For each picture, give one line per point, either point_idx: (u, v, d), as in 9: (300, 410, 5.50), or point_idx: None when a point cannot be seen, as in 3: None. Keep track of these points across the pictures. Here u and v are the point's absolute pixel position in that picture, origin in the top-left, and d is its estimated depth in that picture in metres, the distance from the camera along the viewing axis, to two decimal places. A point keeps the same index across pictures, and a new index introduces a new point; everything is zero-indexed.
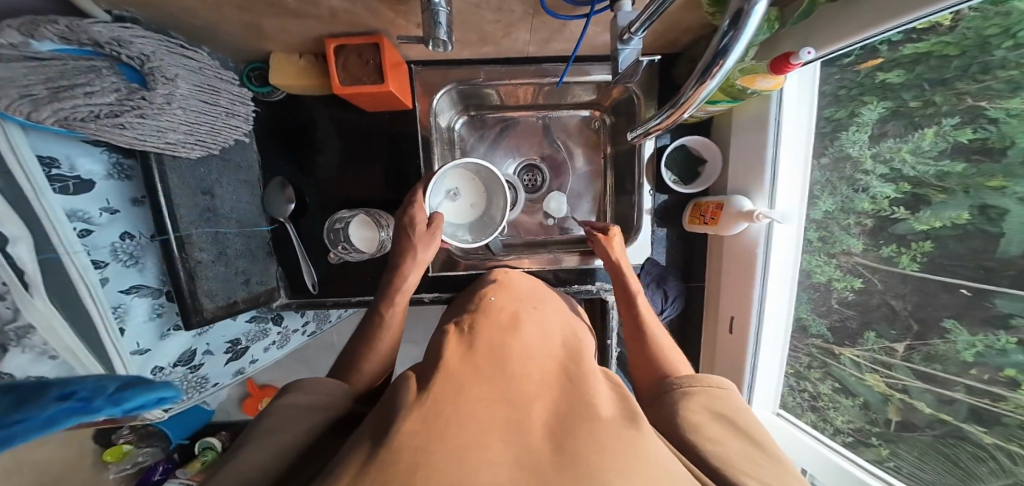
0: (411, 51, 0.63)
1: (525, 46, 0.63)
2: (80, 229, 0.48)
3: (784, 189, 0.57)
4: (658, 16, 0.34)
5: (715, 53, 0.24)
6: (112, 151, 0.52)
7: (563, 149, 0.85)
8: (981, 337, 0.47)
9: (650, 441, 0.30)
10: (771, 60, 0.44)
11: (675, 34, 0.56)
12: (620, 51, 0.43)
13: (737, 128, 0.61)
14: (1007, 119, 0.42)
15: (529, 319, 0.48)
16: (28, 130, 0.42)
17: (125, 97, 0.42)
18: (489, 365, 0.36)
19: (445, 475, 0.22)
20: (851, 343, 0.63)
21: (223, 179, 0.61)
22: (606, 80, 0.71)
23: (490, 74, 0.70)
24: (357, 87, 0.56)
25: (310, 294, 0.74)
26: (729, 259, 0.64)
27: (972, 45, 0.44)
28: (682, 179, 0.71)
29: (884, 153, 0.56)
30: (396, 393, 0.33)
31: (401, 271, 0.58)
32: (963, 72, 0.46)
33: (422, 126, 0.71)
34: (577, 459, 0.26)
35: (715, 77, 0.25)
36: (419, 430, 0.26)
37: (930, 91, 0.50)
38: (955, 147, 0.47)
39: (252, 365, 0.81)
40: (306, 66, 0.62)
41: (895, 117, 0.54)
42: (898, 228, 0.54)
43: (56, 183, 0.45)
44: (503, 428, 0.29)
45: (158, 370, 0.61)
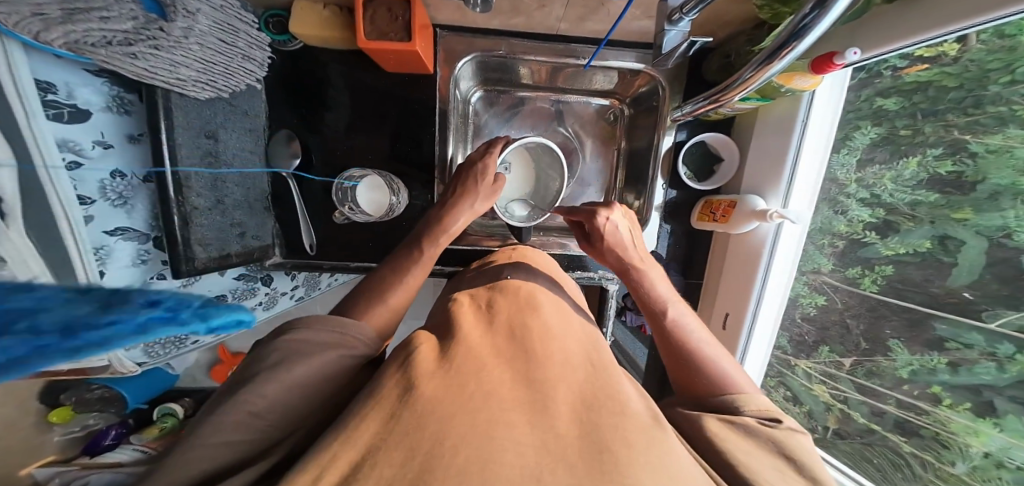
0: (441, 13, 0.60)
1: (556, 22, 0.61)
2: (69, 161, 0.44)
3: (798, 191, 0.59)
4: None
5: (799, 29, 0.30)
6: (114, 83, 0.48)
7: (577, 134, 0.84)
8: (918, 357, 0.55)
9: (670, 440, 0.30)
10: (813, 59, 0.44)
11: (714, 27, 0.57)
12: (666, 32, 0.43)
13: (760, 129, 0.62)
14: (984, 154, 0.46)
15: (546, 298, 0.47)
16: (28, 50, 0.38)
17: (143, 26, 0.39)
18: (511, 344, 0.36)
19: (468, 456, 0.24)
20: (806, 355, 0.69)
21: (227, 124, 0.57)
22: (635, 69, 0.69)
23: (514, 48, 0.67)
24: (380, 42, 0.53)
25: (306, 255, 0.71)
26: (734, 255, 0.66)
27: (972, 78, 0.46)
28: (696, 176, 0.73)
29: (869, 178, 0.58)
30: (411, 356, 0.32)
31: (455, 211, 0.59)
32: (957, 104, 0.48)
33: (441, 95, 0.69)
34: (603, 453, 0.27)
35: (783, 57, 0.34)
36: (443, 400, 0.27)
37: (921, 121, 0.52)
38: (933, 178, 0.51)
39: (236, 325, 0.78)
40: (330, 17, 0.59)
41: (884, 143, 0.56)
42: (866, 251, 0.59)
43: (50, 109, 0.41)
44: (528, 408, 0.29)
45: None
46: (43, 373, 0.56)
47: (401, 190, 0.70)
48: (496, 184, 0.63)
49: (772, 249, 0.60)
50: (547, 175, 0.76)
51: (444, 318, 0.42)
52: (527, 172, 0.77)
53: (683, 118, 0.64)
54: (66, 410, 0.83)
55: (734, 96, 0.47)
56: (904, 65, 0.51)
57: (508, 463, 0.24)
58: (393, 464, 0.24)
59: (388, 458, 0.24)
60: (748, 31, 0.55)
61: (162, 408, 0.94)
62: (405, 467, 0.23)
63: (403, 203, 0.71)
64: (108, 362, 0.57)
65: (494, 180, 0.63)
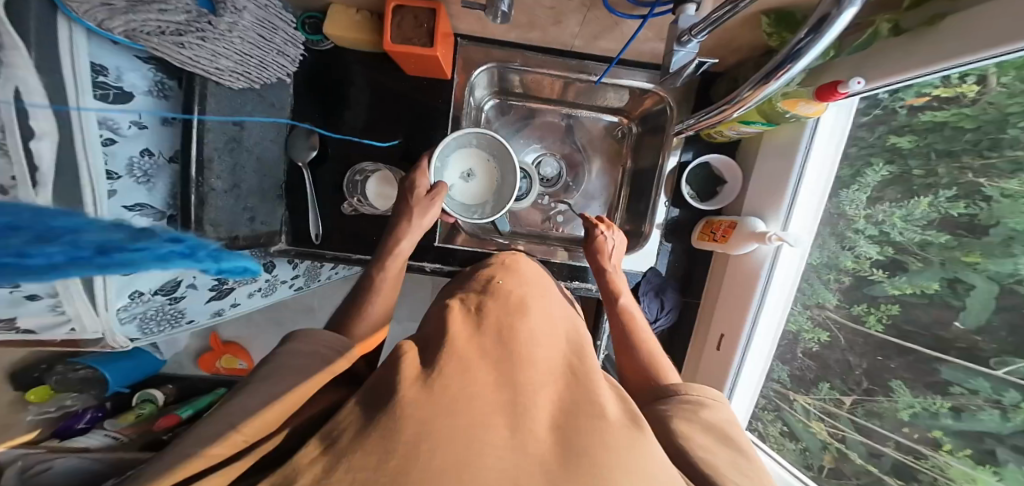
0: (462, 22, 0.63)
1: (571, 39, 0.63)
2: (105, 137, 0.46)
3: (799, 214, 0.59)
4: (728, 20, 0.35)
5: (792, 54, 0.32)
6: (158, 70, 0.52)
7: (583, 149, 0.86)
8: (921, 400, 0.54)
9: (650, 443, 0.31)
10: (817, 87, 0.45)
11: (723, 51, 0.59)
12: (677, 52, 0.44)
13: (765, 153, 0.64)
14: (1001, 198, 0.46)
15: (535, 305, 0.47)
16: (91, 36, 0.42)
17: (194, 19, 0.42)
18: (496, 350, 0.36)
19: (446, 456, 0.24)
20: (805, 390, 0.68)
21: (255, 113, 0.59)
22: (644, 88, 0.71)
23: (529, 61, 0.70)
24: (406, 46, 0.56)
25: (311, 244, 0.72)
26: (733, 275, 0.66)
27: (990, 121, 0.47)
28: (700, 195, 0.73)
29: (879, 215, 0.59)
30: (397, 363, 0.33)
31: (397, 232, 0.60)
32: (973, 146, 0.49)
33: (457, 101, 0.71)
34: (581, 455, 0.27)
35: (779, 78, 0.36)
36: (424, 400, 0.27)
37: (936, 161, 0.52)
38: (945, 219, 0.51)
39: (233, 307, 0.79)
40: (362, 22, 0.61)
41: (895, 182, 0.57)
42: (873, 289, 0.59)
43: (98, 90, 0.44)
44: (509, 414, 0.29)
45: (137, 295, 0.59)
46: (36, 343, 0.57)
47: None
48: (433, 193, 0.63)
49: (770, 274, 0.60)
50: (504, 163, 0.72)
51: (434, 326, 0.42)
52: (488, 172, 0.74)
53: (684, 134, 0.65)
54: (43, 390, 0.96)
55: (732, 113, 0.48)
56: (920, 103, 0.52)
57: (489, 466, 0.24)
58: (367, 467, 0.22)
59: (361, 460, 0.23)
60: (758, 57, 0.57)
61: (142, 394, 1.10)
62: (380, 466, 0.22)
63: None
64: (101, 334, 0.58)
65: (431, 190, 0.63)
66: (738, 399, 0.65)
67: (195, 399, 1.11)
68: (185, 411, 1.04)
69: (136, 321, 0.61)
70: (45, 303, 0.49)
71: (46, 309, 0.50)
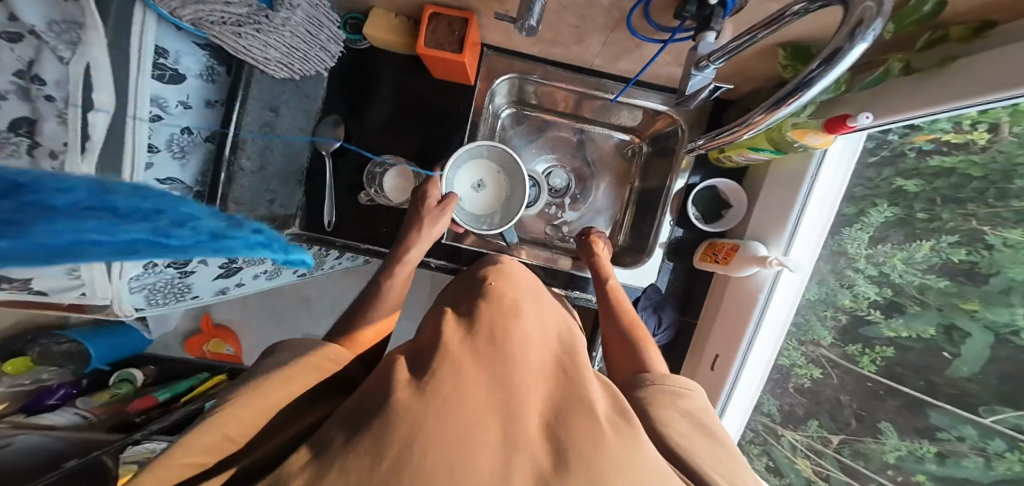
0: (490, 33, 0.66)
1: (592, 57, 0.66)
2: (153, 114, 0.48)
3: (801, 241, 0.61)
4: (750, 45, 0.37)
5: (801, 84, 0.32)
6: (211, 56, 0.54)
7: (593, 164, 0.88)
8: (907, 443, 0.58)
9: (640, 438, 0.31)
10: (826, 119, 0.48)
11: (739, 78, 0.61)
12: (693, 76, 0.45)
13: (770, 181, 0.66)
14: (1002, 247, 0.49)
15: (528, 306, 0.46)
16: (161, 21, 0.45)
17: (255, 13, 0.44)
18: (489, 348, 0.35)
19: (438, 461, 0.25)
20: (794, 426, 0.70)
21: (290, 103, 0.62)
22: (658, 110, 0.73)
23: (549, 75, 0.73)
24: (436, 51, 0.59)
25: (323, 232, 0.73)
26: (732, 297, 0.67)
27: (998, 169, 0.49)
28: (704, 217, 0.75)
29: (879, 255, 0.61)
30: (390, 369, 0.32)
31: (407, 241, 0.62)
32: (980, 194, 0.52)
33: (477, 106, 0.73)
34: (573, 452, 0.28)
35: (788, 105, 0.34)
36: (416, 402, 0.27)
37: (941, 207, 0.55)
38: (945, 264, 0.54)
39: (236, 287, 0.80)
40: (399, 25, 0.64)
41: (900, 224, 0.59)
42: (867, 330, 0.62)
43: (157, 70, 0.47)
44: (501, 414, 0.29)
45: (151, 265, 0.58)
46: (42, 305, 0.58)
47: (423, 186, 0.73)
48: (443, 204, 0.64)
49: (768, 299, 0.62)
50: (514, 175, 0.74)
51: (429, 330, 0.40)
52: (498, 183, 0.76)
53: (695, 152, 0.65)
54: (21, 361, 0.97)
55: (743, 135, 0.46)
56: (930, 149, 0.55)
57: (480, 470, 0.25)
58: (360, 470, 0.23)
59: (353, 464, 0.24)
60: (771, 88, 0.59)
61: (121, 374, 1.12)
62: (374, 468, 0.24)
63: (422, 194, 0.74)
64: (108, 301, 0.56)
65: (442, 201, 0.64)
66: (729, 419, 0.67)
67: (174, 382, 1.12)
68: (161, 393, 1.07)
69: (144, 291, 0.60)
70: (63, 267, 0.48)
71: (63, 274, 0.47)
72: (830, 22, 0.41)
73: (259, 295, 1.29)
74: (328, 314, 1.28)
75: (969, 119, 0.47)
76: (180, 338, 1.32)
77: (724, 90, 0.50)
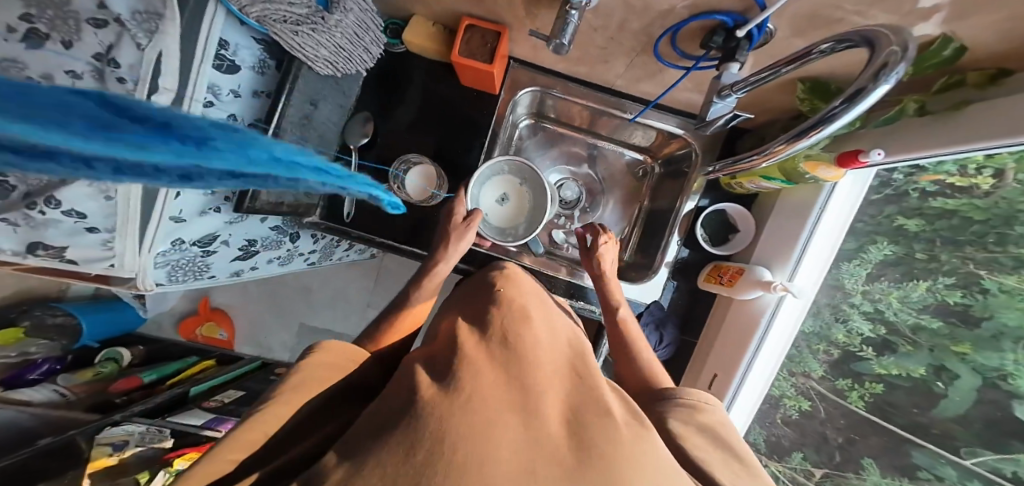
0: (519, 47, 0.69)
1: (615, 78, 0.69)
2: (206, 100, 0.52)
3: (805, 269, 0.63)
4: (771, 78, 0.40)
5: (822, 120, 0.32)
6: (267, 51, 0.57)
7: (605, 180, 0.90)
8: (888, 480, 0.64)
9: (652, 438, 0.33)
10: (839, 154, 0.50)
11: (758, 109, 0.64)
12: (714, 104, 0.48)
13: (779, 210, 0.68)
14: (997, 292, 0.54)
15: (539, 313, 0.45)
16: (229, 19, 0.50)
17: (312, 14, 0.49)
18: (505, 351, 0.37)
19: (466, 453, 0.27)
20: (780, 458, 0.74)
21: (329, 97, 0.63)
22: (674, 132, 0.76)
23: (570, 91, 0.76)
24: (469, 60, 0.62)
25: (342, 222, 0.74)
26: (734, 319, 0.69)
27: (1000, 215, 0.53)
28: (711, 239, 0.77)
29: (876, 292, 0.64)
30: (412, 373, 0.34)
31: (435, 257, 0.62)
32: (979, 238, 0.55)
33: (499, 115, 0.76)
34: (590, 449, 0.29)
35: (809, 138, 0.35)
36: (443, 402, 0.29)
37: (940, 248, 0.59)
38: (939, 305, 0.59)
39: (251, 271, 0.81)
40: (436, 33, 0.67)
41: (899, 262, 0.62)
42: (859, 365, 0.66)
43: (217, 60, 0.51)
44: (521, 413, 0.31)
45: (178, 242, 0.61)
46: (69, 274, 0.59)
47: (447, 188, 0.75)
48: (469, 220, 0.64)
49: (769, 323, 0.63)
50: (534, 182, 0.76)
51: (446, 333, 0.41)
52: (518, 194, 0.79)
53: (715, 175, 0.65)
54: (13, 332, 0.95)
55: (763, 162, 0.46)
56: (933, 190, 0.58)
57: (503, 464, 0.27)
58: (394, 462, 0.26)
59: (388, 457, 0.26)
60: (787, 120, 0.61)
61: (108, 353, 1.07)
62: (407, 460, 0.26)
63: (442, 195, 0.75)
64: (134, 275, 0.58)
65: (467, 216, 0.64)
66: None
67: (162, 364, 1.08)
68: (148, 375, 1.01)
69: (168, 267, 0.64)
70: (98, 239, 0.53)
71: (98, 243, 0.53)
72: (852, 63, 0.44)
73: (260, 282, 1.29)
74: (327, 307, 1.28)
75: (975, 163, 0.50)
76: (175, 320, 1.31)
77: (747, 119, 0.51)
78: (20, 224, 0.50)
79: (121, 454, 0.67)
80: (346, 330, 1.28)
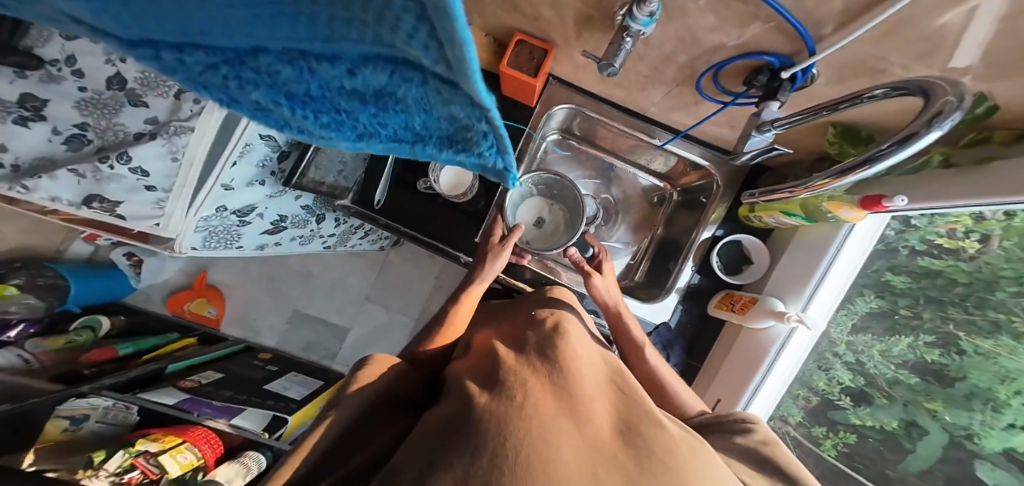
0: (561, 66, 0.72)
1: (649, 106, 0.73)
2: None
3: (818, 302, 0.66)
4: (813, 118, 0.44)
5: (869, 158, 0.34)
6: None
7: (621, 201, 0.93)
8: None
9: (701, 449, 0.34)
10: (862, 196, 0.53)
11: (796, 145, 0.66)
12: (752, 137, 0.52)
13: (794, 246, 0.72)
14: (973, 353, 0.60)
15: (573, 330, 0.48)
16: None
17: None
18: (548, 365, 0.40)
19: (530, 453, 0.29)
20: None
21: None
22: (700, 164, 0.79)
23: (603, 111, 0.80)
24: (516, 72, 0.65)
25: (371, 209, 0.74)
26: (743, 347, 0.71)
27: (983, 278, 0.59)
28: (725, 268, 0.80)
29: (860, 344, 0.71)
30: (467, 387, 0.37)
31: (475, 276, 0.68)
32: (961, 299, 0.61)
33: (536, 123, 0.80)
34: (646, 454, 0.31)
35: (855, 176, 0.37)
36: (504, 411, 0.32)
37: (923, 307, 0.65)
38: (918, 362, 0.65)
39: (275, 246, 0.90)
40: (487, 44, 0.70)
41: (882, 316, 0.69)
42: (836, 415, 0.73)
43: None
44: (575, 418, 0.33)
45: (221, 209, 0.69)
46: (117, 229, 0.71)
47: (479, 183, 0.76)
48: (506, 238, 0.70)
49: (780, 350, 0.66)
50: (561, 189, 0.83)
51: (490, 354, 0.45)
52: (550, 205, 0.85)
53: (749, 201, 0.63)
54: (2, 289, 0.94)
55: (801, 194, 0.48)
56: (921, 248, 0.63)
57: (567, 465, 0.29)
58: (462, 462, 0.29)
59: (457, 459, 0.29)
60: (811, 161, 0.66)
61: (86, 319, 1.05)
62: (475, 462, 0.29)
63: (475, 186, 0.76)
64: (174, 236, 0.68)
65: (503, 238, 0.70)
66: None
67: (141, 338, 1.06)
68: (125, 347, 1.00)
69: (206, 233, 0.73)
70: (153, 198, 0.62)
71: (151, 202, 0.62)
72: (883, 113, 0.48)
73: (259, 262, 1.26)
74: (325, 296, 1.26)
75: (965, 227, 0.55)
76: (166, 294, 1.25)
77: (786, 152, 0.54)
78: (85, 177, 0.60)
79: (75, 431, 0.73)
80: (339, 321, 1.26)
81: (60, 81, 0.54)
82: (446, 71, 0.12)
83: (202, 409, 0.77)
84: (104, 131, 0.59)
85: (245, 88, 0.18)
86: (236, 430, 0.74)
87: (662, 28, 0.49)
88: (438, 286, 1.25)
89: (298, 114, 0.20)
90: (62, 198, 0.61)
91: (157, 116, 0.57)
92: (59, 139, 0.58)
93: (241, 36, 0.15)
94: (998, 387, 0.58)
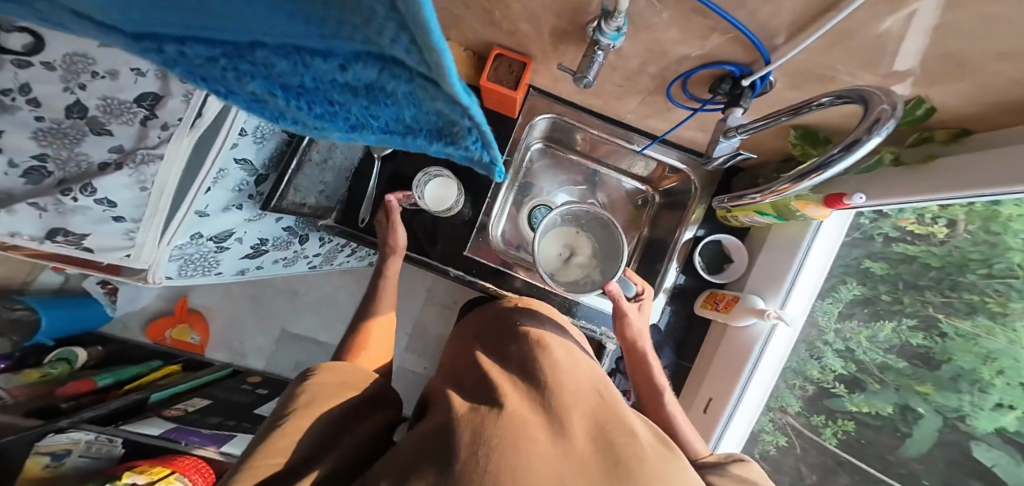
0: (540, 78, 0.74)
1: (626, 113, 0.75)
2: None
3: (793, 298, 0.68)
4: (772, 124, 0.46)
5: (822, 164, 0.35)
6: None
7: (606, 206, 0.95)
8: None
9: (675, 464, 0.35)
10: (826, 194, 0.56)
11: (761, 148, 0.69)
12: (720, 142, 0.54)
13: (769, 244, 0.73)
14: (953, 336, 0.62)
15: (556, 340, 0.48)
16: None
17: None
18: (528, 378, 0.40)
19: (500, 463, 0.29)
20: None
21: None
22: (677, 167, 0.82)
23: (583, 119, 0.82)
24: (496, 85, 0.68)
25: (356, 227, 0.77)
26: (729, 344, 0.73)
27: (953, 261, 0.62)
28: (708, 267, 0.82)
29: (846, 331, 0.72)
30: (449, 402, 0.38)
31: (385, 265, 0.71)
32: (936, 282, 0.64)
33: (518, 133, 0.82)
34: (618, 465, 0.32)
35: (811, 180, 0.38)
36: (478, 423, 0.33)
37: (902, 291, 0.67)
38: (903, 346, 0.67)
39: (257, 270, 0.90)
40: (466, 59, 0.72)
41: (866, 304, 0.71)
42: (833, 402, 0.73)
43: None
44: (549, 430, 0.34)
45: (197, 236, 0.69)
46: (80, 263, 0.70)
47: (464, 195, 0.77)
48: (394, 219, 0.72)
49: (765, 345, 0.67)
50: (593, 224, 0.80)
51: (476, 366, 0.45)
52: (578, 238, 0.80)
53: (722, 203, 0.64)
54: None
55: (768, 198, 0.49)
56: (895, 236, 0.65)
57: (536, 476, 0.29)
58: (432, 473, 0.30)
59: (427, 473, 0.30)
60: (778, 162, 0.68)
61: (61, 352, 1.02)
62: (446, 471, 0.29)
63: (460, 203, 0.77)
64: (146, 266, 0.67)
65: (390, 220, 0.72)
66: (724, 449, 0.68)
67: (117, 368, 1.05)
68: (103, 379, 0.98)
69: (179, 261, 0.73)
70: (122, 228, 0.62)
71: (120, 233, 0.62)
72: (840, 115, 0.50)
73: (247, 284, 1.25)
74: (315, 313, 1.26)
75: (931, 213, 0.58)
76: (143, 321, 1.23)
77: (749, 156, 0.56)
78: (47, 210, 0.60)
79: (55, 467, 0.71)
80: (331, 339, 1.25)
81: (16, 111, 0.56)
82: (429, 71, 0.12)
83: (190, 437, 0.76)
84: (65, 163, 0.60)
85: (242, 80, 0.19)
86: (227, 457, 0.74)
87: (630, 42, 0.51)
88: (431, 297, 1.25)
89: (294, 104, 0.20)
90: (22, 233, 0.60)
91: (121, 144, 0.59)
92: (16, 173, 0.59)
93: (241, 30, 0.15)
94: (981, 368, 0.59)
